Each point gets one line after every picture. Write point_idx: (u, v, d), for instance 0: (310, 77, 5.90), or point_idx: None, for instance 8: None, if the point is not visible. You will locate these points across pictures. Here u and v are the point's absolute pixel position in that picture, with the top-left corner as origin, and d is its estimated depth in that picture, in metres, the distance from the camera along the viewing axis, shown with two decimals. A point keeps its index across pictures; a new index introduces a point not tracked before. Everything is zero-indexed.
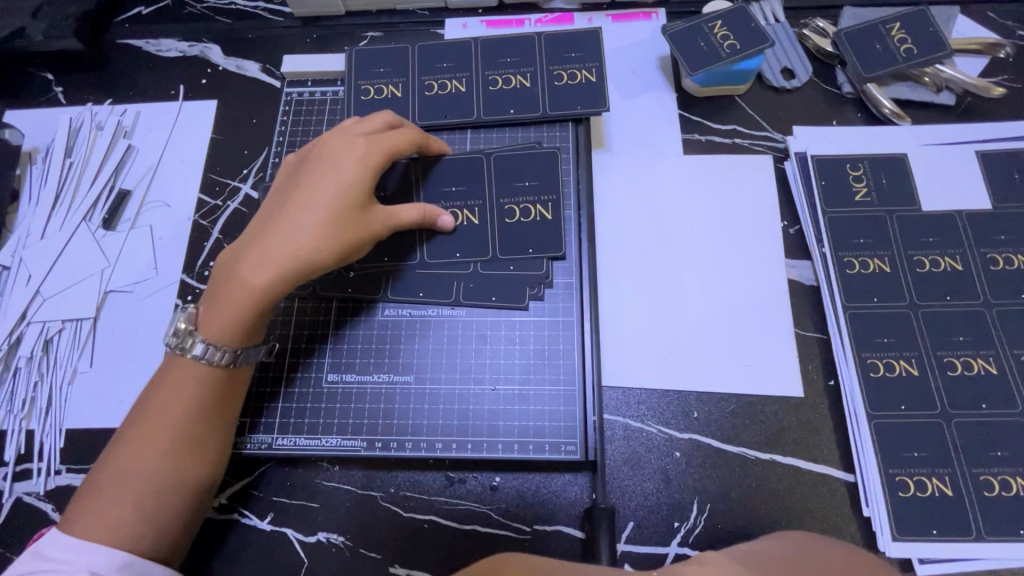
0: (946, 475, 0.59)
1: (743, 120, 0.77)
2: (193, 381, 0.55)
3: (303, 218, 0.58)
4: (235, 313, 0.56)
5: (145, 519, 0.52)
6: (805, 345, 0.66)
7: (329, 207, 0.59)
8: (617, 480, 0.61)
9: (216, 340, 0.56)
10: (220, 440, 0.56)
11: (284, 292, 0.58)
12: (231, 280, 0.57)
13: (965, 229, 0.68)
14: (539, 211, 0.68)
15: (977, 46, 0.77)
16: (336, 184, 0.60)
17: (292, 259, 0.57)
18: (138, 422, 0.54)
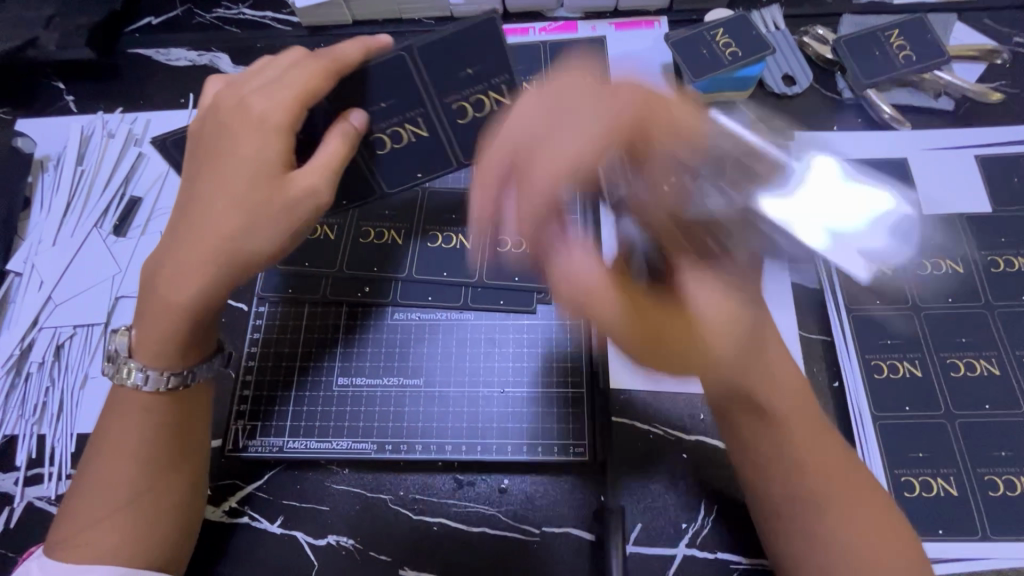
0: (951, 475, 0.59)
1: (744, 126, 0.78)
2: (140, 406, 0.54)
3: (219, 209, 0.52)
4: (167, 329, 0.53)
5: (133, 534, 0.52)
6: (809, 347, 0.67)
7: (244, 190, 0.52)
8: (625, 481, 0.62)
9: (152, 362, 0.54)
10: (195, 442, 0.57)
11: (216, 293, 0.54)
12: (157, 298, 0.53)
13: (966, 232, 0.69)
14: (494, 99, 0.60)
15: (974, 53, 0.79)
16: (246, 159, 0.52)
17: (211, 262, 0.52)
18: (101, 449, 0.54)
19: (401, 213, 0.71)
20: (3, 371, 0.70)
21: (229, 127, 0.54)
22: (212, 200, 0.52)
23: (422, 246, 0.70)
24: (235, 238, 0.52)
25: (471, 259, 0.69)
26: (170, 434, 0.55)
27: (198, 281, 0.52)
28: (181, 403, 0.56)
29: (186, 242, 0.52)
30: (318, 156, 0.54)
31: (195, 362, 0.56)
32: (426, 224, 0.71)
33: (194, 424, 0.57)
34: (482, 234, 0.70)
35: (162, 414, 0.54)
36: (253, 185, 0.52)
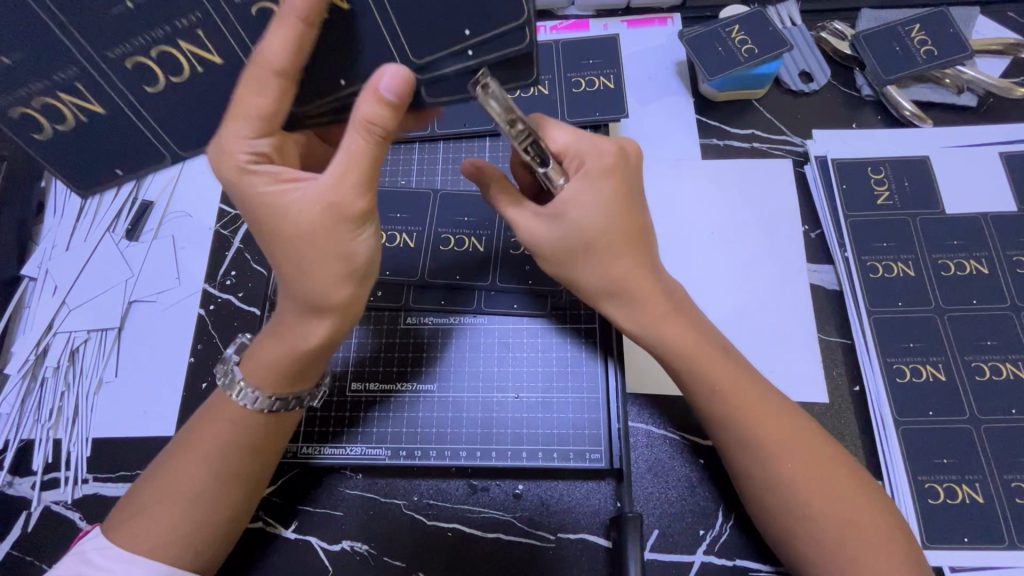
0: (977, 482, 0.58)
1: (761, 124, 0.77)
2: (230, 416, 0.53)
3: (311, 254, 0.49)
4: (282, 366, 0.53)
5: (186, 533, 0.50)
6: (829, 350, 0.66)
7: (313, 226, 0.48)
8: (642, 488, 0.61)
9: (269, 390, 0.53)
10: (268, 458, 0.55)
11: (326, 345, 0.53)
12: (279, 341, 0.53)
13: (990, 231, 0.67)
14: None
15: (998, 47, 0.77)
16: (293, 195, 0.49)
17: (325, 303, 0.51)
18: (180, 445, 0.53)
19: (413, 216, 0.71)
20: (19, 376, 0.70)
21: (258, 183, 0.49)
22: (290, 246, 0.49)
23: (435, 248, 0.69)
24: (339, 273, 0.50)
25: (485, 262, 0.68)
26: (250, 447, 0.53)
27: (319, 321, 0.52)
28: (277, 422, 0.55)
29: (288, 292, 0.52)
30: (345, 159, 0.48)
31: (303, 389, 0.56)
32: (440, 227, 0.70)
33: (273, 441, 0.55)
34: (494, 236, 0.70)
35: (249, 429, 0.53)
36: (316, 212, 0.48)
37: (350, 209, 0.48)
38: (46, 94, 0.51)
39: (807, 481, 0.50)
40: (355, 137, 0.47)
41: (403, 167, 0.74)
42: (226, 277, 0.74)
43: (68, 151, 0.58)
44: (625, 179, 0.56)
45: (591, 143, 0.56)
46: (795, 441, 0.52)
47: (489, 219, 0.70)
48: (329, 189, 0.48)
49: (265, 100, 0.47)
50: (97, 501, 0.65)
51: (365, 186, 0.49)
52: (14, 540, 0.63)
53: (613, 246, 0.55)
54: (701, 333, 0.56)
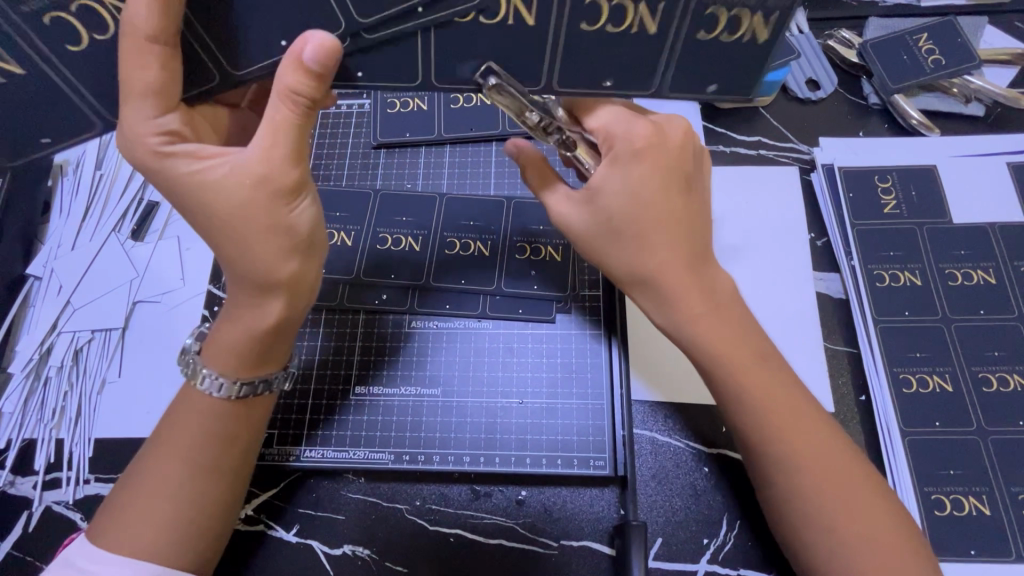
0: (984, 493, 0.57)
1: (767, 131, 0.77)
2: (202, 407, 0.53)
3: (266, 238, 0.50)
4: (245, 347, 0.53)
5: (168, 527, 0.50)
6: (835, 360, 0.65)
7: (249, 202, 0.49)
8: (646, 495, 0.61)
9: (228, 371, 0.53)
10: (243, 448, 0.55)
11: (281, 328, 0.54)
12: (238, 324, 0.53)
13: (998, 241, 0.67)
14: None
15: (1006, 57, 0.77)
16: (218, 170, 0.49)
17: (276, 281, 0.51)
18: (156, 442, 0.53)
19: (419, 220, 0.71)
20: (22, 375, 0.70)
21: (178, 164, 0.50)
22: (229, 226, 0.50)
23: (440, 253, 0.69)
24: (283, 245, 0.50)
25: (491, 267, 0.68)
26: (223, 439, 0.53)
27: (272, 300, 0.52)
28: (245, 411, 0.55)
29: (234, 274, 0.52)
30: (269, 127, 0.49)
31: (269, 372, 0.56)
32: (445, 231, 0.70)
33: (247, 434, 0.55)
34: (500, 240, 0.70)
35: (220, 420, 0.53)
36: (245, 185, 0.49)
37: (281, 182, 0.49)
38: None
39: (821, 489, 0.50)
40: (278, 105, 0.48)
41: (409, 171, 0.75)
42: None
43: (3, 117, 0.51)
44: (663, 160, 0.54)
45: (624, 124, 0.55)
46: (812, 449, 0.51)
47: (494, 224, 0.70)
48: (257, 165, 0.49)
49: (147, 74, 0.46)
50: (98, 502, 0.64)
51: (292, 159, 0.49)
52: (14, 540, 0.63)
53: (651, 224, 0.54)
54: (739, 335, 0.55)
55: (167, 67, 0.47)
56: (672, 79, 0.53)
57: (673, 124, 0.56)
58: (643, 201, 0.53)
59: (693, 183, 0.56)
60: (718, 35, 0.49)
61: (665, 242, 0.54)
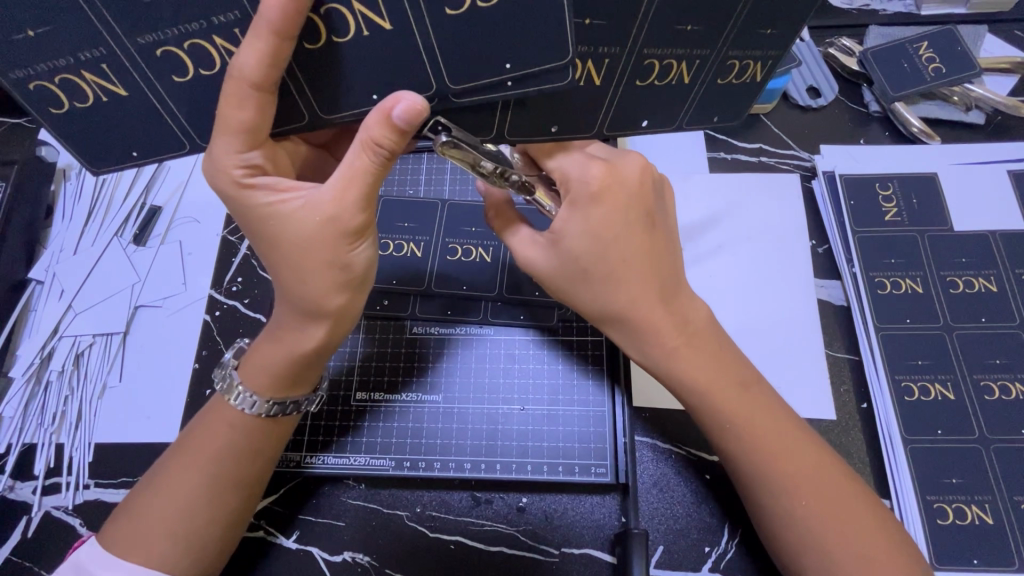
0: (986, 502, 0.57)
1: (768, 138, 0.77)
2: (230, 423, 0.53)
3: (316, 273, 0.50)
4: (280, 367, 0.53)
5: (182, 537, 0.50)
6: (837, 366, 0.65)
7: (313, 237, 0.49)
8: (647, 503, 0.60)
9: (263, 392, 0.53)
10: (263, 464, 0.55)
11: (320, 353, 0.54)
12: (280, 348, 0.53)
13: (999, 249, 0.67)
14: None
15: (1006, 65, 0.77)
16: (291, 205, 0.50)
17: (323, 310, 0.52)
18: (178, 451, 0.53)
19: (421, 225, 0.71)
20: (23, 380, 0.70)
21: (258, 196, 0.50)
22: (291, 257, 0.50)
23: (441, 259, 0.69)
24: (335, 281, 0.51)
25: (492, 273, 0.68)
26: (247, 453, 0.53)
27: (316, 326, 0.53)
28: (275, 427, 0.55)
29: (285, 298, 0.53)
30: (346, 173, 0.48)
31: (300, 394, 0.56)
32: (447, 236, 0.70)
33: (270, 447, 0.55)
34: (501, 246, 0.70)
35: (248, 435, 0.53)
36: (314, 223, 0.49)
37: (348, 224, 0.49)
38: (67, 72, 0.45)
39: (820, 498, 0.50)
40: (360, 155, 0.47)
41: (411, 177, 0.75)
42: (232, 283, 0.74)
43: (95, 147, 0.51)
44: (621, 199, 0.54)
45: (579, 167, 0.55)
46: (800, 468, 0.52)
47: (496, 231, 0.71)
48: (328, 204, 0.48)
49: (246, 114, 0.46)
50: (98, 507, 0.64)
51: (364, 203, 0.49)
52: (13, 545, 0.63)
53: (613, 266, 0.54)
54: (723, 359, 0.56)
55: (262, 110, 0.47)
56: (612, 121, 0.55)
57: (628, 160, 0.56)
58: (604, 241, 0.54)
59: (654, 218, 0.56)
60: (654, 82, 0.52)
61: (635, 280, 0.54)
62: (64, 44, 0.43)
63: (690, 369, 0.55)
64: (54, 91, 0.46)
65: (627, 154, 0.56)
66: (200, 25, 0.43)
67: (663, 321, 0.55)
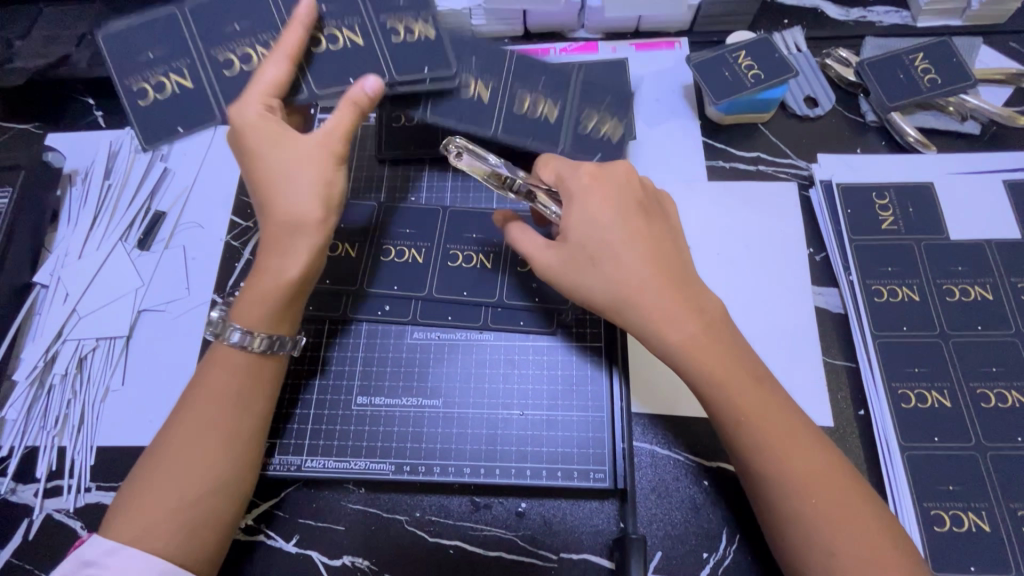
0: (983, 510, 0.58)
1: (767, 147, 0.78)
2: (226, 377, 0.54)
3: (299, 186, 0.56)
4: (268, 304, 0.55)
5: (181, 515, 0.50)
6: (834, 374, 0.66)
7: (301, 161, 0.56)
8: (646, 509, 0.61)
9: (253, 326, 0.55)
10: (257, 425, 0.55)
11: (304, 284, 0.57)
12: (266, 277, 0.56)
13: (994, 258, 0.68)
14: (421, 29, 0.65)
15: (1000, 77, 0.78)
16: (282, 132, 0.57)
17: (304, 229, 0.55)
18: (175, 418, 0.53)
19: (423, 231, 0.72)
20: (26, 383, 0.70)
21: (255, 132, 0.56)
22: (276, 180, 0.56)
23: (443, 264, 0.70)
24: (319, 195, 0.56)
25: (492, 279, 0.69)
26: (242, 402, 0.54)
27: (298, 253, 0.56)
28: (263, 363, 0.56)
29: (267, 225, 0.56)
30: (335, 121, 0.58)
31: (286, 331, 0.58)
32: (448, 243, 0.71)
33: (265, 395, 0.56)
34: (502, 253, 0.70)
35: (242, 390, 0.55)
36: (304, 152, 0.56)
37: (331, 146, 0.57)
38: (160, 75, 0.63)
39: (819, 505, 0.51)
40: (344, 107, 0.59)
41: (413, 184, 0.76)
42: (235, 288, 0.75)
43: (152, 121, 0.63)
44: (611, 190, 0.59)
45: (569, 167, 0.61)
46: (809, 470, 0.52)
47: (497, 238, 0.71)
48: (319, 140, 0.57)
49: (279, 69, 0.58)
50: (99, 510, 0.65)
51: (345, 142, 0.58)
52: (15, 548, 0.63)
53: (614, 250, 0.56)
54: (736, 358, 0.55)
55: (282, 74, 0.59)
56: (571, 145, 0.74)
57: (615, 165, 0.61)
58: (605, 225, 0.57)
59: (647, 207, 0.60)
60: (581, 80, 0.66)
61: (637, 257, 0.56)
62: (166, 58, 0.63)
63: (713, 368, 0.54)
64: (148, 91, 0.63)
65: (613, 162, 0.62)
66: (258, 38, 0.63)
67: (690, 323, 0.55)
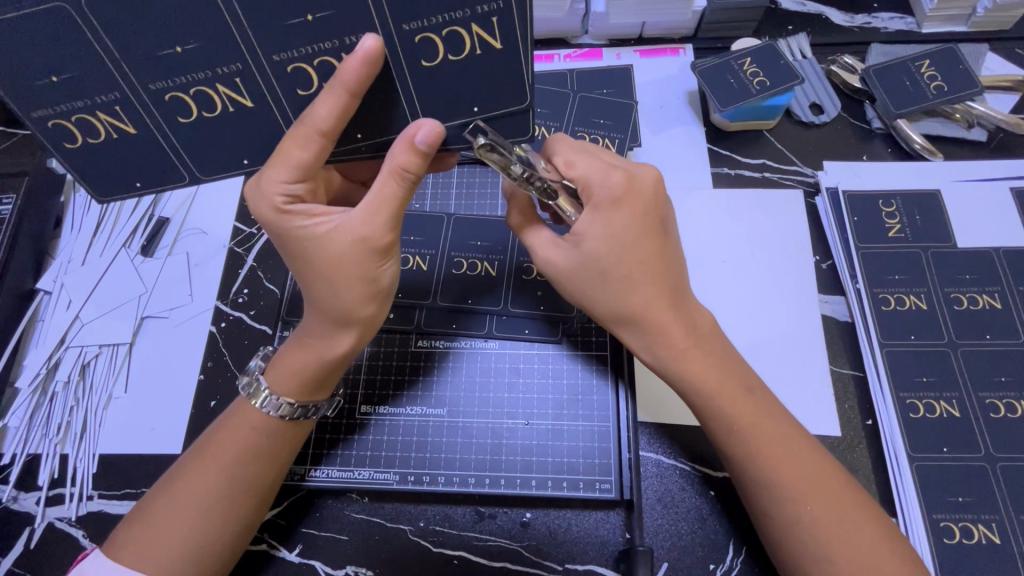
0: (994, 521, 0.57)
1: (772, 154, 0.78)
2: (251, 426, 0.55)
3: (349, 286, 0.53)
4: (306, 370, 0.55)
5: (195, 542, 0.51)
6: (841, 383, 0.66)
7: (346, 256, 0.52)
8: (652, 519, 0.60)
9: (289, 396, 0.55)
10: (277, 469, 0.56)
11: (347, 358, 0.57)
12: (313, 354, 0.55)
13: (1002, 266, 0.67)
14: (476, 38, 0.46)
15: (1007, 84, 0.78)
16: (324, 228, 0.53)
17: (354, 318, 0.55)
18: (198, 452, 0.54)
19: (427, 238, 0.71)
20: (29, 391, 0.70)
21: (295, 221, 0.53)
22: (324, 274, 0.53)
23: (447, 272, 0.70)
24: (366, 296, 0.54)
25: (497, 287, 0.69)
26: (263, 460, 0.54)
27: (345, 333, 0.56)
28: (294, 431, 0.57)
29: (316, 308, 0.55)
30: (376, 198, 0.51)
31: (321, 398, 0.58)
32: (452, 251, 0.71)
33: (287, 452, 0.56)
34: (507, 260, 0.70)
35: (267, 435, 0.55)
36: (349, 244, 0.51)
37: (378, 243, 0.52)
38: (83, 111, 0.47)
39: (827, 518, 0.50)
40: (388, 182, 0.50)
41: (417, 191, 0.75)
42: (239, 295, 0.75)
43: (93, 163, 0.52)
44: (640, 207, 0.57)
45: (601, 173, 0.57)
46: (804, 474, 0.52)
47: (502, 245, 0.71)
48: (361, 224, 0.51)
49: (308, 154, 0.49)
50: (102, 518, 0.64)
51: (392, 224, 0.52)
52: (16, 557, 0.63)
53: (628, 271, 0.56)
54: (726, 365, 0.56)
55: (319, 155, 0.50)
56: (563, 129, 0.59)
57: (643, 171, 0.59)
58: (622, 243, 0.56)
59: (665, 226, 0.59)
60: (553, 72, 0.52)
61: (644, 274, 0.56)
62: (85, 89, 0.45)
63: (698, 374, 0.56)
64: (70, 129, 0.48)
65: (642, 166, 0.60)
66: (208, 74, 0.46)
67: (674, 330, 0.56)
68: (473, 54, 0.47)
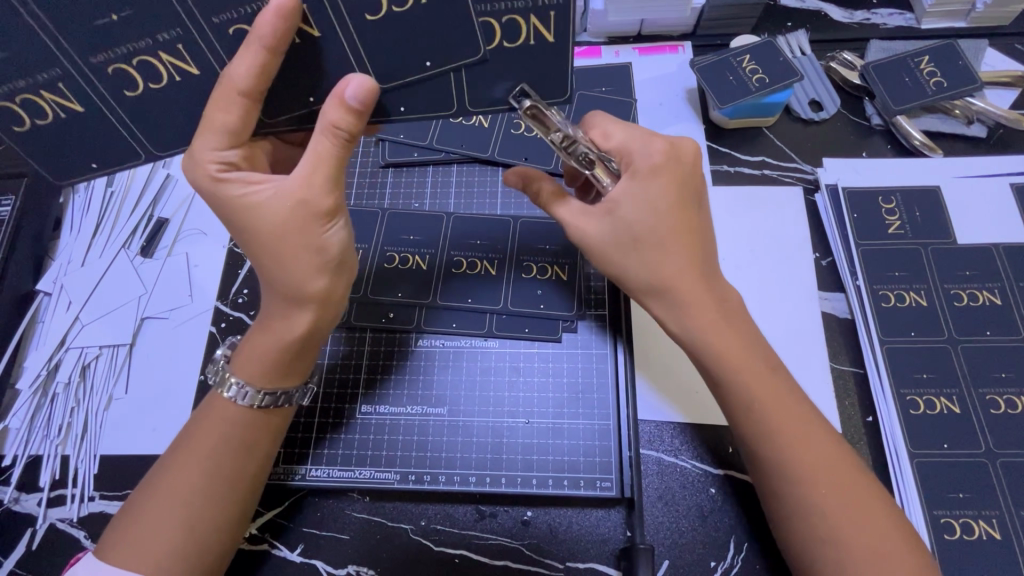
0: (994, 517, 0.57)
1: (771, 151, 0.78)
2: (229, 415, 0.55)
3: (301, 258, 0.53)
4: (269, 354, 0.55)
5: (182, 535, 0.51)
6: (842, 380, 0.65)
7: (286, 219, 0.51)
8: (653, 517, 0.60)
9: (255, 382, 0.55)
10: (260, 459, 0.56)
11: (310, 339, 0.56)
12: (275, 337, 0.55)
13: (1002, 262, 0.67)
14: (458, 2, 0.45)
15: (1007, 79, 0.78)
16: (261, 194, 0.52)
17: (309, 294, 0.54)
18: (178, 445, 0.55)
19: (427, 237, 0.71)
20: (29, 392, 0.70)
21: (232, 189, 0.52)
22: (265, 242, 0.52)
23: (447, 272, 0.70)
24: (319, 267, 0.53)
25: (497, 285, 0.69)
26: (243, 449, 0.55)
27: (302, 311, 0.55)
28: (268, 417, 0.57)
29: (269, 286, 0.55)
30: (313, 159, 0.51)
31: (293, 385, 0.58)
32: (452, 250, 0.71)
33: (267, 442, 0.57)
34: (506, 259, 0.70)
35: (247, 424, 0.55)
36: (288, 207, 0.51)
37: (319, 205, 0.52)
38: (44, 88, 0.48)
39: (828, 514, 0.50)
40: (321, 139, 0.51)
41: (416, 190, 0.75)
42: (239, 295, 0.75)
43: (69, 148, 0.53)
44: (677, 176, 0.57)
45: (643, 143, 0.58)
46: (818, 458, 0.52)
47: (501, 244, 0.71)
48: (297, 186, 0.51)
49: (233, 115, 0.49)
50: (104, 519, 0.64)
51: (332, 183, 0.52)
52: (18, 558, 0.63)
53: (663, 239, 0.56)
54: (747, 344, 0.56)
55: (246, 116, 0.50)
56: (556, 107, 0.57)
57: (684, 141, 0.60)
58: (658, 213, 0.56)
59: (700, 198, 0.59)
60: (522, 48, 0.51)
61: (677, 242, 0.56)
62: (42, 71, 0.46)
63: (725, 348, 0.55)
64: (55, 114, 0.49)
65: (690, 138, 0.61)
66: (151, 42, 0.46)
67: (705, 310, 0.56)
68: (460, 23, 0.46)
